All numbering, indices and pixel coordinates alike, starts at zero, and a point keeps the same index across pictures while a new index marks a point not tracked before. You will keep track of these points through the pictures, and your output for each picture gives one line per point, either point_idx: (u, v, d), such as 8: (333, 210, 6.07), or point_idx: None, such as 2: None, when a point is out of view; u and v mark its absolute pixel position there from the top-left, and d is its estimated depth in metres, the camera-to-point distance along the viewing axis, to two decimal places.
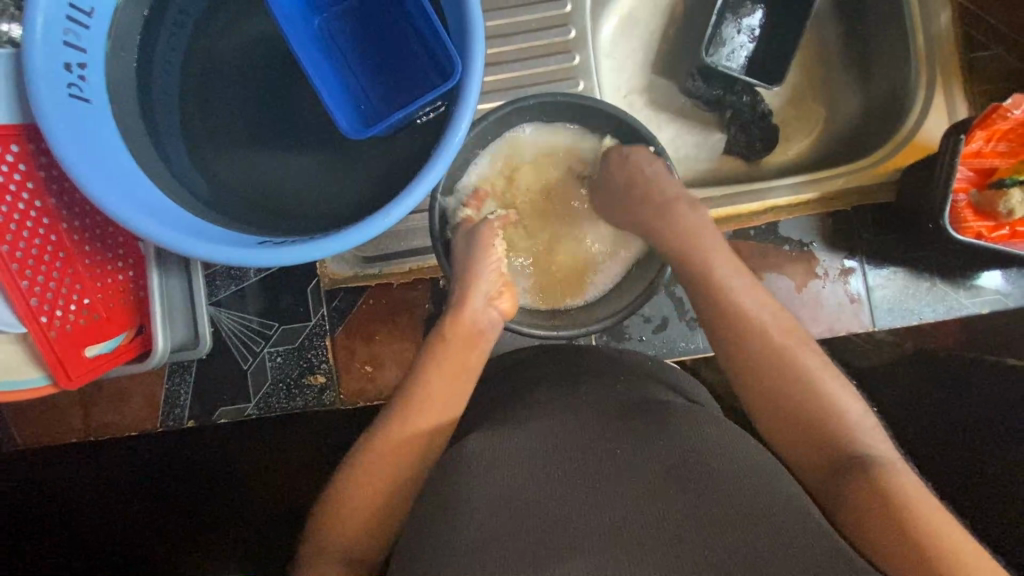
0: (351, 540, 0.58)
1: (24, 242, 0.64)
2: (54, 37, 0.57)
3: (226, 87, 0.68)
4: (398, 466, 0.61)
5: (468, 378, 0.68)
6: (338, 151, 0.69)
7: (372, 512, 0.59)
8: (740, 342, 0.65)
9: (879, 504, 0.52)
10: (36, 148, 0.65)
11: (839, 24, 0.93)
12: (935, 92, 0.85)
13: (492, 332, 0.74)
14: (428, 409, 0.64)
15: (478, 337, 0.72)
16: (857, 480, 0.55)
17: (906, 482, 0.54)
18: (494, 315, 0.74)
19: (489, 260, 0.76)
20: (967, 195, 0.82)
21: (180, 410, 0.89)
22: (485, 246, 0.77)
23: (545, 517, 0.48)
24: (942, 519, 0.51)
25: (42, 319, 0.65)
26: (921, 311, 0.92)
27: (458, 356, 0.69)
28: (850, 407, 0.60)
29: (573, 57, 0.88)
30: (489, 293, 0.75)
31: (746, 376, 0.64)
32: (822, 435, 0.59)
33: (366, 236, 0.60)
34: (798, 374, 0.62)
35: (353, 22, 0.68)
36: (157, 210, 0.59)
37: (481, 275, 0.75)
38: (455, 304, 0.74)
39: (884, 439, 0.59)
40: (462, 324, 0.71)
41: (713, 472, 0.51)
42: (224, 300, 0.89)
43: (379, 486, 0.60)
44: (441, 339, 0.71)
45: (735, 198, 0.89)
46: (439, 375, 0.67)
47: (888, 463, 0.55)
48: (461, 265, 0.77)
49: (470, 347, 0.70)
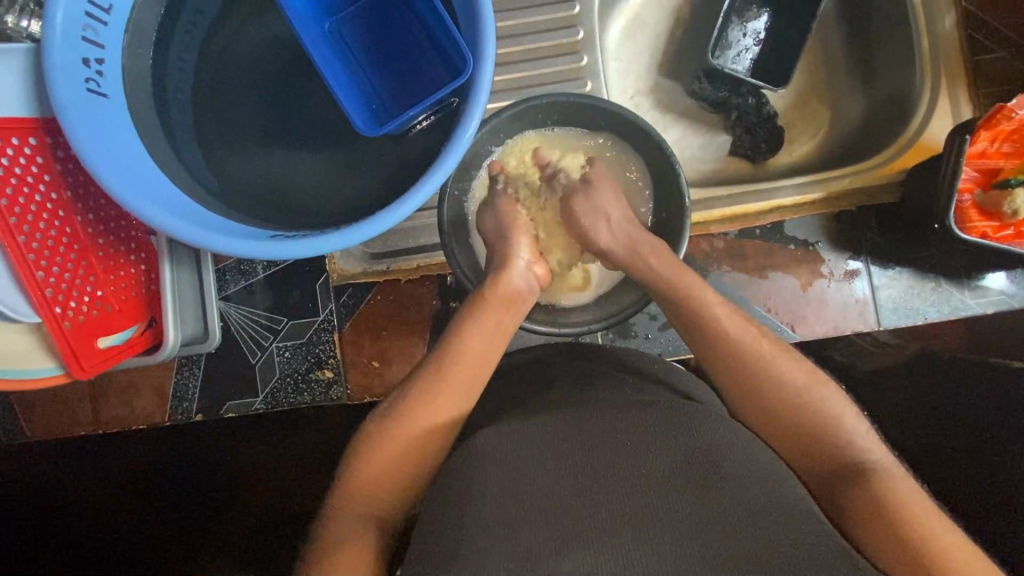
0: (373, 508, 0.59)
1: (40, 233, 0.65)
2: (72, 34, 0.58)
3: (239, 84, 0.69)
4: (422, 444, 0.62)
5: (503, 340, 0.71)
6: (347, 149, 0.70)
7: (391, 484, 0.61)
8: (729, 363, 0.65)
9: (877, 511, 0.53)
10: (53, 141, 0.66)
11: (845, 27, 0.94)
12: (939, 95, 0.86)
13: (529, 295, 0.78)
14: (455, 384, 0.66)
15: (518, 301, 0.76)
16: (856, 488, 0.56)
17: (901, 487, 0.55)
18: (533, 280, 0.79)
19: (521, 229, 0.80)
20: (971, 195, 0.82)
21: (188, 403, 0.90)
22: (514, 215, 0.81)
23: (550, 503, 0.49)
24: (942, 526, 0.52)
25: (56, 310, 0.66)
26: (926, 311, 0.92)
27: (498, 318, 0.73)
28: (843, 411, 0.61)
29: (581, 58, 0.89)
30: (528, 259, 0.79)
31: (745, 397, 0.64)
32: (818, 445, 0.60)
33: (376, 230, 0.61)
34: (789, 390, 0.62)
35: (365, 20, 0.69)
36: (170, 202, 0.60)
37: (521, 243, 0.79)
38: (497, 270, 0.77)
39: (876, 441, 0.60)
40: (504, 289, 0.75)
41: (714, 463, 0.52)
42: (234, 294, 0.90)
43: (403, 459, 0.61)
44: (481, 299, 0.74)
45: (743, 198, 0.90)
46: (477, 333, 0.70)
47: (884, 469, 0.57)
48: (500, 241, 0.80)
49: (510, 310, 0.74)
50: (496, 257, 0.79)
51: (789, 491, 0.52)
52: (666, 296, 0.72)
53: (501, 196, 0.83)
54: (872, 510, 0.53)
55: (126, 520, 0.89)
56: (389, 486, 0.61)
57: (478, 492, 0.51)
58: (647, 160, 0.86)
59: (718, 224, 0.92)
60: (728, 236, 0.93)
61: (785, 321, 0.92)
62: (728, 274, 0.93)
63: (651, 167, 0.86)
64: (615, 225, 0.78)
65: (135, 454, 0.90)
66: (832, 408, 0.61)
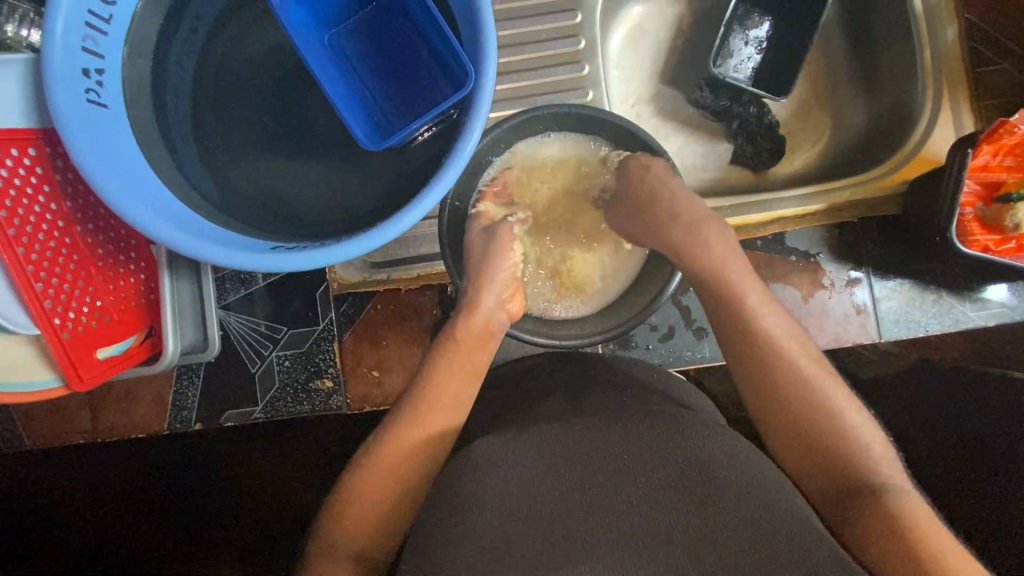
0: (353, 543, 0.59)
1: (39, 245, 0.65)
2: (72, 43, 0.57)
3: (240, 95, 0.69)
4: (409, 465, 0.62)
5: (479, 373, 0.70)
6: (348, 160, 0.70)
7: (375, 512, 0.60)
8: (762, 363, 0.65)
9: (889, 526, 0.53)
10: (54, 151, 0.66)
11: (846, 37, 0.94)
12: (941, 105, 0.85)
13: (501, 331, 0.76)
14: (441, 403, 0.66)
15: (489, 339, 0.74)
16: (869, 504, 0.56)
17: (916, 508, 0.55)
18: (504, 316, 0.77)
19: (503, 265, 0.77)
20: (973, 208, 0.82)
21: (188, 412, 0.89)
22: (505, 249, 0.79)
23: (548, 515, 0.49)
24: (953, 543, 0.52)
25: (55, 321, 0.66)
26: (928, 324, 0.92)
27: (469, 354, 0.71)
28: (874, 440, 0.61)
29: (583, 67, 0.89)
30: (501, 296, 0.76)
31: (765, 405, 0.64)
32: (838, 463, 0.60)
33: (380, 242, 0.61)
34: (816, 406, 0.62)
35: (366, 32, 0.69)
36: (171, 214, 0.60)
37: (498, 278, 0.77)
38: (470, 303, 0.75)
39: (894, 465, 0.60)
40: (476, 324, 0.73)
41: (711, 471, 0.52)
42: (233, 302, 0.90)
43: (384, 486, 0.60)
44: (451, 338, 0.72)
45: (744, 210, 0.89)
46: (448, 370, 0.68)
47: (898, 487, 0.57)
48: (472, 271, 0.77)
49: (481, 346, 0.72)
50: (467, 288, 0.77)
51: (789, 500, 0.52)
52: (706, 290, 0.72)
53: (505, 226, 0.80)
54: (883, 524, 0.53)
55: (125, 520, 0.91)
56: (380, 512, 0.60)
57: (475, 502, 0.51)
58: None
59: None
60: None
61: None
62: None
63: None
64: (645, 208, 0.79)
65: (127, 464, 0.90)
66: (856, 426, 0.61)
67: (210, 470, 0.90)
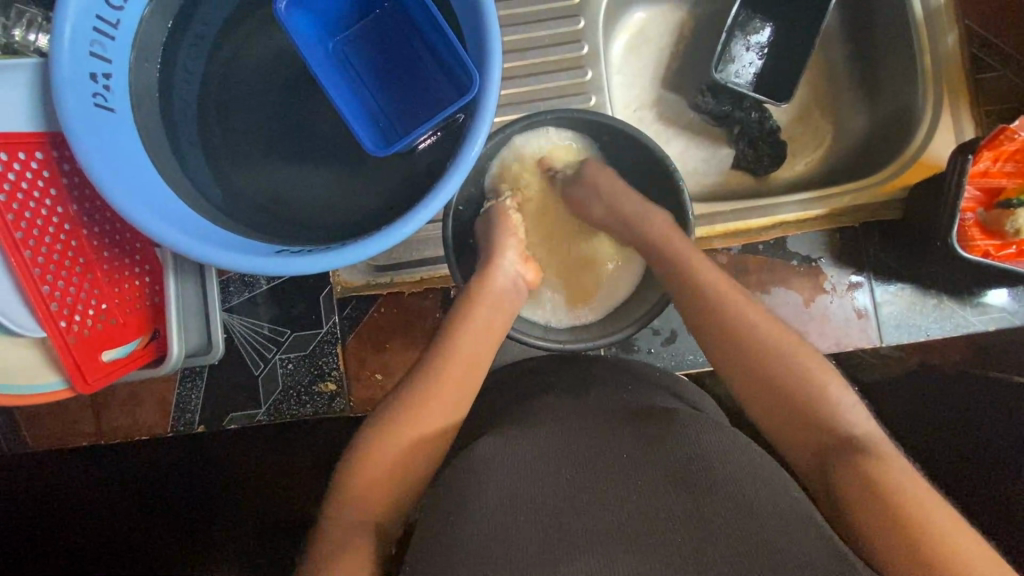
0: (366, 511, 0.59)
1: (45, 247, 0.65)
2: (80, 48, 0.58)
3: (245, 100, 0.69)
4: (416, 455, 0.62)
5: (494, 338, 0.73)
6: (352, 166, 0.70)
7: (384, 491, 0.60)
8: (736, 347, 0.65)
9: (869, 497, 0.52)
10: (60, 155, 0.67)
11: (847, 43, 0.95)
12: (942, 112, 0.86)
13: (516, 293, 0.78)
14: (445, 390, 0.66)
15: (506, 302, 0.76)
16: (855, 474, 0.54)
17: (899, 472, 0.53)
18: (518, 280, 0.79)
19: (510, 231, 0.80)
20: (974, 214, 0.83)
21: (190, 415, 0.91)
22: (505, 218, 0.81)
23: (550, 513, 0.49)
24: (944, 515, 0.50)
25: (61, 324, 0.66)
26: (928, 328, 0.92)
27: (486, 316, 0.73)
28: (848, 406, 0.60)
29: (586, 73, 0.89)
30: (514, 260, 0.79)
31: (752, 388, 0.63)
32: (818, 433, 0.59)
33: (384, 245, 0.61)
34: (786, 378, 0.62)
35: (371, 39, 0.69)
36: (177, 218, 0.60)
37: (507, 243, 0.79)
38: (482, 271, 0.77)
39: (871, 425, 0.59)
40: (490, 289, 0.75)
41: (711, 466, 0.52)
42: (237, 306, 0.91)
43: (391, 463, 0.61)
44: (469, 300, 0.74)
45: (746, 214, 0.89)
46: (467, 332, 0.71)
47: (886, 458, 0.55)
48: (488, 239, 0.80)
49: (498, 310, 0.75)
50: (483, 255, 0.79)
51: (791, 496, 0.52)
52: (680, 278, 0.72)
53: (497, 205, 0.83)
54: (865, 495, 0.52)
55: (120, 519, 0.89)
56: (388, 490, 0.61)
57: (476, 501, 0.51)
58: (649, 173, 0.86)
59: (722, 240, 0.92)
60: (731, 251, 0.94)
61: None
62: None
63: (654, 182, 0.86)
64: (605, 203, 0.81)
65: (132, 463, 0.90)
66: (841, 403, 0.60)
67: (213, 470, 0.90)
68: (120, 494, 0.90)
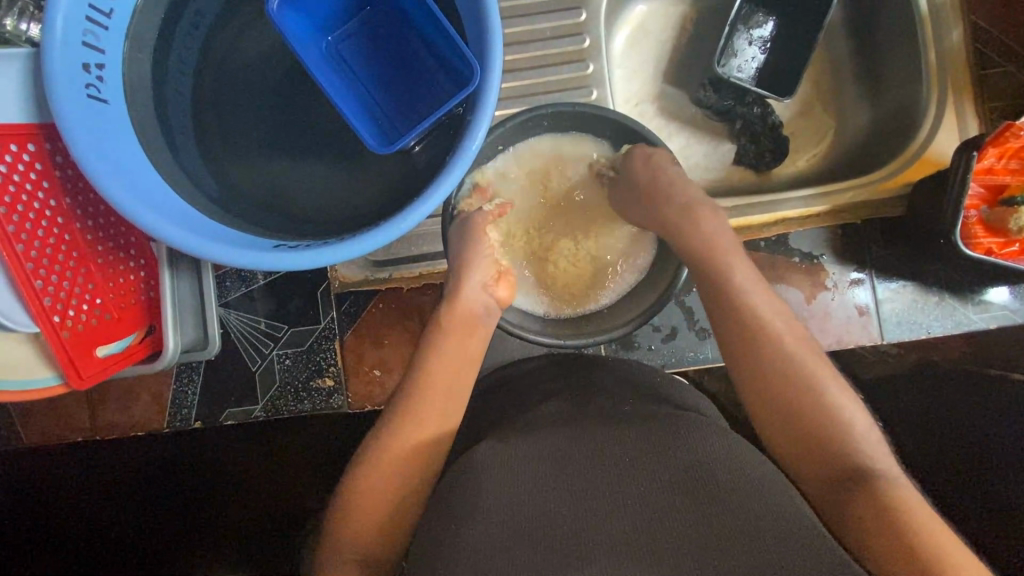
0: (363, 544, 0.59)
1: (39, 241, 0.64)
2: (72, 38, 0.57)
3: (241, 94, 0.68)
4: (410, 476, 0.62)
5: (466, 365, 0.69)
6: (351, 160, 0.69)
7: (379, 519, 0.60)
8: (741, 365, 0.66)
9: (884, 521, 0.53)
10: (52, 147, 0.65)
11: (851, 37, 0.94)
12: (946, 107, 0.85)
13: (489, 317, 0.75)
14: (422, 421, 0.64)
15: (475, 325, 0.73)
16: (863, 499, 0.55)
17: (911, 498, 0.55)
18: (490, 301, 0.75)
19: (480, 249, 0.75)
20: (978, 211, 0.82)
21: (188, 410, 0.89)
22: (481, 236, 0.77)
23: (554, 521, 0.49)
24: (950, 543, 0.51)
25: (55, 319, 0.65)
26: (930, 325, 0.92)
27: (455, 344, 0.70)
28: (862, 429, 0.61)
29: (587, 66, 0.88)
30: (484, 279, 0.75)
31: (764, 407, 0.64)
32: (828, 454, 0.60)
33: (379, 242, 0.60)
34: (799, 397, 0.62)
35: (369, 33, 0.68)
36: (171, 211, 0.59)
37: (473, 263, 0.75)
38: (450, 293, 0.74)
39: (882, 448, 0.60)
40: (458, 314, 0.72)
41: (716, 475, 0.52)
42: (234, 301, 0.90)
43: (382, 492, 0.61)
44: (438, 328, 0.72)
45: (750, 211, 0.89)
46: (438, 360, 0.68)
47: (892, 483, 0.56)
48: (455, 257, 0.76)
49: (467, 335, 0.72)
50: (450, 277, 0.76)
51: (795, 504, 0.52)
52: None
53: (479, 218, 0.79)
54: (880, 521, 0.53)
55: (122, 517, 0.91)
56: (386, 507, 0.61)
57: (483, 506, 0.50)
58: None
59: None
60: None
61: None
62: None
63: None
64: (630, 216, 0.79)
65: (129, 465, 0.90)
66: (851, 424, 0.61)
67: (213, 475, 0.91)
68: (128, 496, 0.91)
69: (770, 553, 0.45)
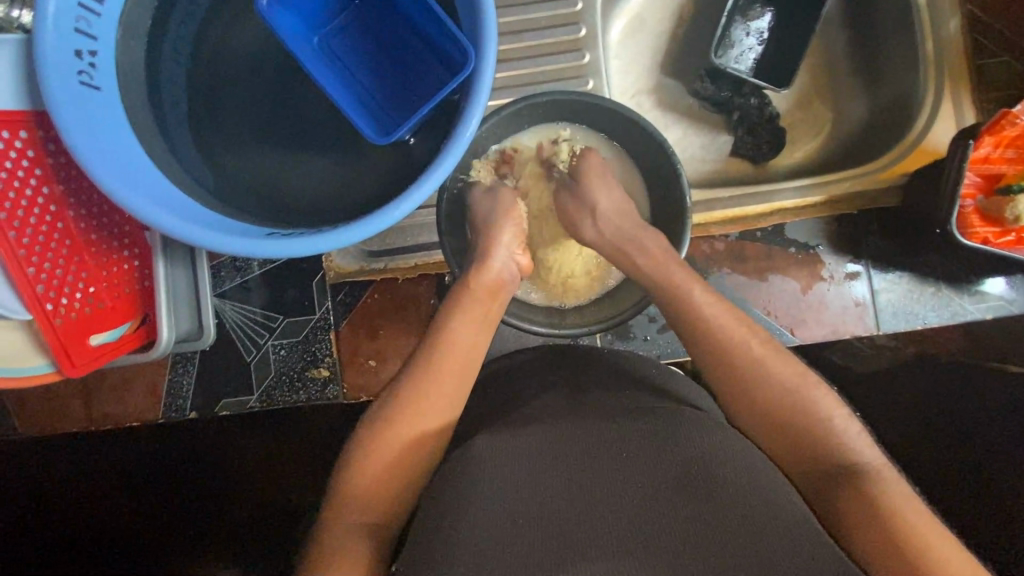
0: (366, 516, 0.58)
1: (31, 229, 0.64)
2: (65, 25, 0.56)
3: (235, 83, 0.68)
4: (417, 447, 0.62)
5: (489, 328, 0.72)
6: (345, 148, 0.69)
7: (381, 493, 0.59)
8: (723, 355, 0.66)
9: (869, 512, 0.53)
10: (45, 134, 0.65)
11: (849, 27, 0.94)
12: (943, 98, 0.85)
13: (512, 283, 0.77)
14: (441, 388, 0.65)
15: (500, 290, 0.75)
16: (849, 493, 0.55)
17: (896, 486, 0.55)
18: (515, 269, 0.78)
19: (510, 218, 0.80)
20: (974, 200, 0.82)
21: (182, 401, 0.91)
22: (511, 207, 0.80)
23: (548, 518, 0.48)
24: (935, 534, 0.51)
25: (47, 307, 0.65)
26: (926, 315, 0.92)
27: (482, 307, 0.72)
28: (845, 425, 0.60)
29: (583, 56, 0.88)
30: (512, 249, 0.78)
31: (750, 403, 0.63)
32: (808, 444, 0.60)
33: (372, 229, 0.60)
34: (778, 389, 0.62)
35: (363, 20, 0.68)
36: (163, 198, 0.58)
37: (505, 229, 0.79)
38: (477, 260, 0.76)
39: (867, 440, 0.59)
40: (486, 278, 0.74)
41: (712, 471, 0.51)
42: (229, 291, 0.90)
43: (384, 464, 0.60)
44: (464, 290, 0.73)
45: (745, 201, 0.89)
46: (464, 320, 0.70)
47: (875, 473, 0.56)
48: (485, 224, 0.79)
49: (494, 299, 0.74)
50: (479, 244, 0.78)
51: (788, 499, 0.51)
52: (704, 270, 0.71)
53: (501, 187, 0.83)
54: (864, 513, 0.53)
55: (110, 500, 0.87)
56: (388, 483, 0.60)
57: (478, 498, 0.50)
58: (650, 157, 0.84)
59: (719, 226, 0.91)
60: (729, 238, 0.93)
61: (784, 324, 0.92)
62: (730, 277, 0.93)
63: (651, 167, 0.85)
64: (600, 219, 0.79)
65: (129, 449, 0.90)
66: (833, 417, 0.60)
67: (211, 457, 0.89)
68: (122, 480, 0.88)
69: (769, 548, 0.45)
